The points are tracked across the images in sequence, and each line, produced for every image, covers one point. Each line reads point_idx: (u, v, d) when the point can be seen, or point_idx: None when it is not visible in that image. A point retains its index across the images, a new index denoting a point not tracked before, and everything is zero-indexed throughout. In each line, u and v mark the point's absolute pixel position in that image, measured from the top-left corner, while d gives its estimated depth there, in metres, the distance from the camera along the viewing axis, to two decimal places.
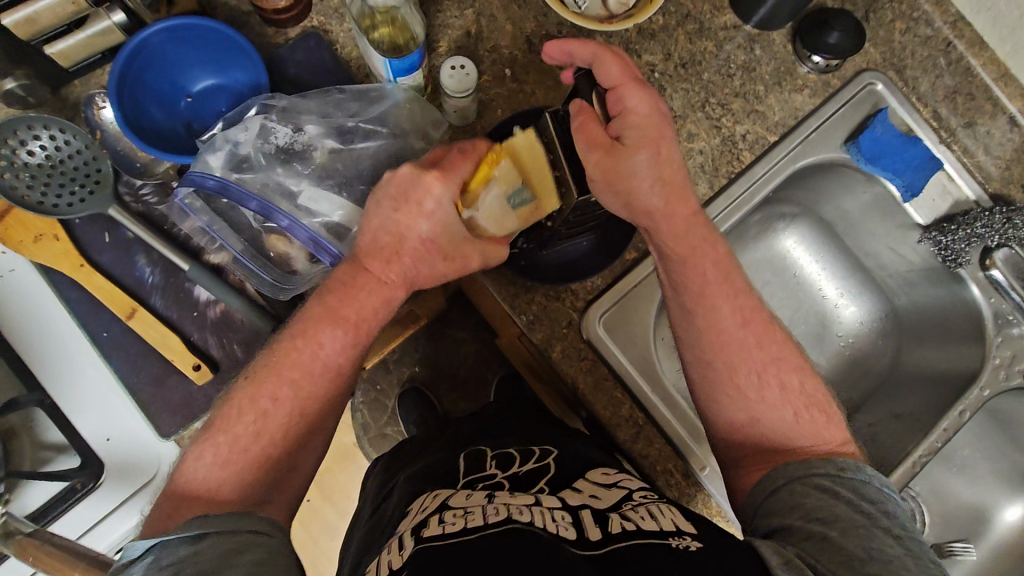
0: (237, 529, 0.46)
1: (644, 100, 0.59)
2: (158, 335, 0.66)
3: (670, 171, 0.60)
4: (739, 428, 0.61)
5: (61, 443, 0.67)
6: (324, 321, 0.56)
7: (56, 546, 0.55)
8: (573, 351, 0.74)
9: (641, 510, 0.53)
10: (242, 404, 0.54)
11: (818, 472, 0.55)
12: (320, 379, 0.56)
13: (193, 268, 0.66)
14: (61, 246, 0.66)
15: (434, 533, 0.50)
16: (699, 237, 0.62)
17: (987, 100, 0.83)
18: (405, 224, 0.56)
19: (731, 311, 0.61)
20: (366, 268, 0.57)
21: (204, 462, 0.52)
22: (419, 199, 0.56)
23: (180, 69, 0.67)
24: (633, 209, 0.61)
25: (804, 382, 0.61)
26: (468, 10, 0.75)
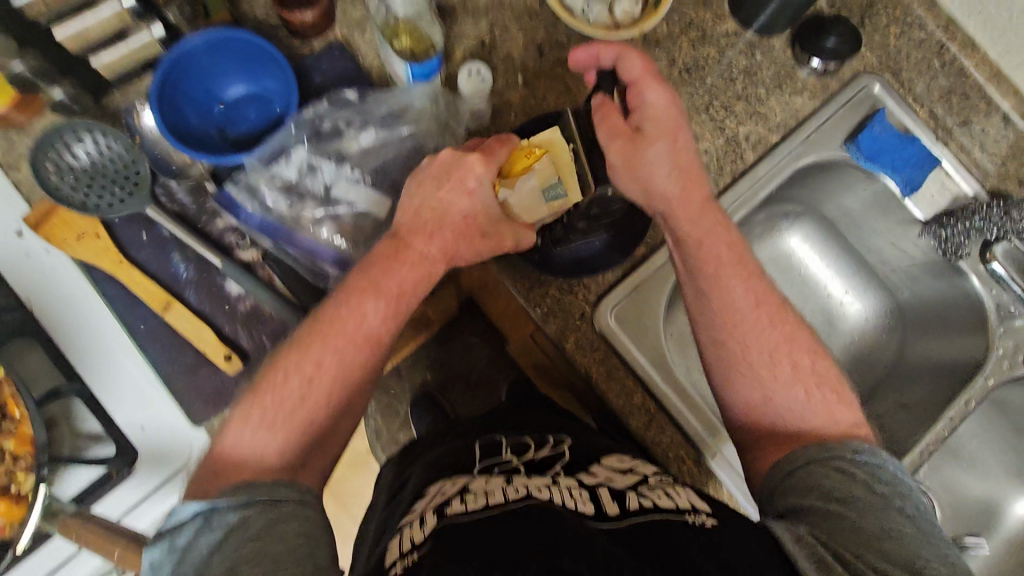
0: (283, 498, 0.49)
1: (662, 94, 0.62)
2: (192, 327, 0.69)
3: (686, 161, 0.64)
4: (755, 408, 0.63)
5: (98, 432, 0.69)
6: (365, 290, 0.59)
7: (100, 525, 0.58)
8: (585, 342, 0.77)
9: (658, 489, 0.55)
10: (287, 368, 0.56)
11: (829, 455, 0.57)
12: (360, 346, 0.58)
13: (225, 263, 0.69)
14: (102, 244, 0.70)
15: (458, 511, 0.52)
16: (712, 222, 0.65)
17: (981, 100, 0.86)
18: (447, 200, 0.62)
19: (744, 289, 0.64)
20: (409, 244, 0.61)
21: (247, 427, 0.55)
22: (463, 176, 0.62)
23: (215, 78, 0.71)
24: (650, 194, 0.64)
25: (816, 364, 0.64)
26: (482, 21, 0.80)
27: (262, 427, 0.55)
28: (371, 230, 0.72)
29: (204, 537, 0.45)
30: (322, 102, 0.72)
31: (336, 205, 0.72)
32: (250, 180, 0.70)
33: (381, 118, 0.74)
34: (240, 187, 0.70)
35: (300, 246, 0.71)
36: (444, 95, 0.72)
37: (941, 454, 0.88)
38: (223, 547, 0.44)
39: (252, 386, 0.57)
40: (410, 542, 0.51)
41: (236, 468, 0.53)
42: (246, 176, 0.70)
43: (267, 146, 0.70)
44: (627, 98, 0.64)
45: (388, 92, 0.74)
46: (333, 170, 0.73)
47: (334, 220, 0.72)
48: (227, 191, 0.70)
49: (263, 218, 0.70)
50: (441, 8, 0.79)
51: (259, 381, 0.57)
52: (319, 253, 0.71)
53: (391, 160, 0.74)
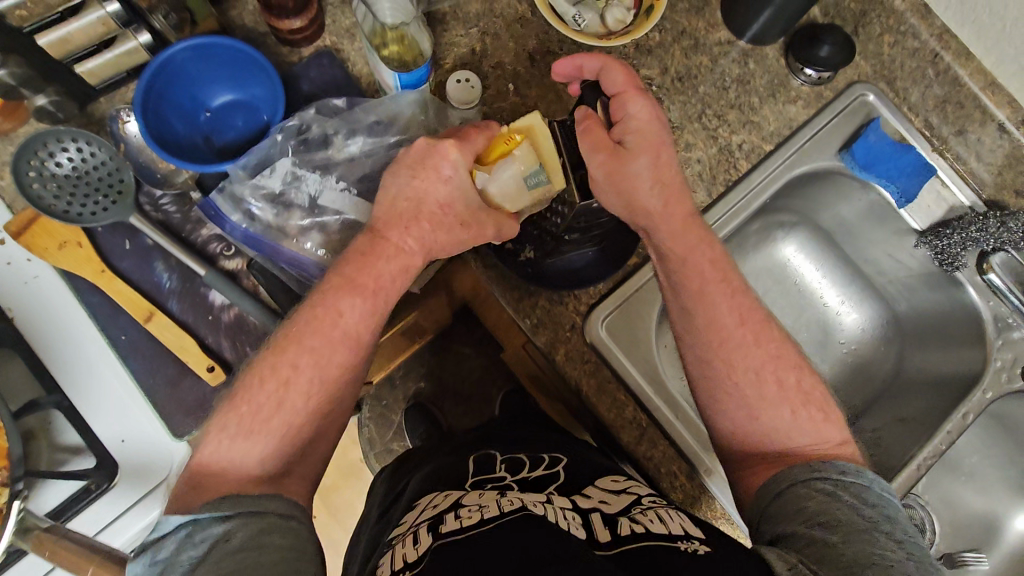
0: (266, 511, 0.47)
1: (646, 107, 0.61)
2: (174, 338, 0.68)
3: (668, 175, 0.63)
4: (742, 428, 0.61)
5: (77, 445, 0.68)
6: (341, 290, 0.58)
7: (72, 540, 0.56)
8: (576, 354, 0.75)
9: (651, 513, 0.53)
10: (264, 373, 0.55)
11: (818, 476, 0.55)
12: (339, 346, 0.57)
13: (209, 273, 0.68)
14: (84, 253, 0.68)
15: (452, 528, 0.51)
16: (696, 238, 0.64)
17: (975, 109, 0.84)
18: (423, 189, 0.60)
19: (728, 306, 0.63)
20: (384, 238, 0.60)
21: (222, 438, 0.53)
22: (436, 163, 0.60)
23: (200, 85, 0.70)
24: (633, 212, 0.63)
25: (803, 381, 0.62)
26: (473, 29, 0.79)
27: (237, 438, 0.53)
28: (357, 241, 0.71)
29: (186, 551, 0.43)
30: (309, 110, 0.71)
31: (319, 215, 0.71)
32: (235, 188, 0.69)
33: (369, 127, 0.73)
34: (224, 195, 0.69)
35: (284, 256, 0.70)
36: (432, 104, 0.72)
37: (939, 469, 0.88)
38: (201, 567, 0.43)
39: (230, 395, 0.56)
40: (403, 561, 0.50)
41: (217, 479, 0.52)
42: (228, 184, 0.69)
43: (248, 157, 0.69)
44: (610, 111, 0.63)
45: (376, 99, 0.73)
46: (311, 180, 0.71)
47: (320, 230, 0.71)
48: (210, 199, 0.69)
49: (247, 228, 0.69)
50: (432, 16, 0.79)
51: (236, 388, 0.56)
52: (303, 262, 0.70)
53: (377, 168, 0.73)
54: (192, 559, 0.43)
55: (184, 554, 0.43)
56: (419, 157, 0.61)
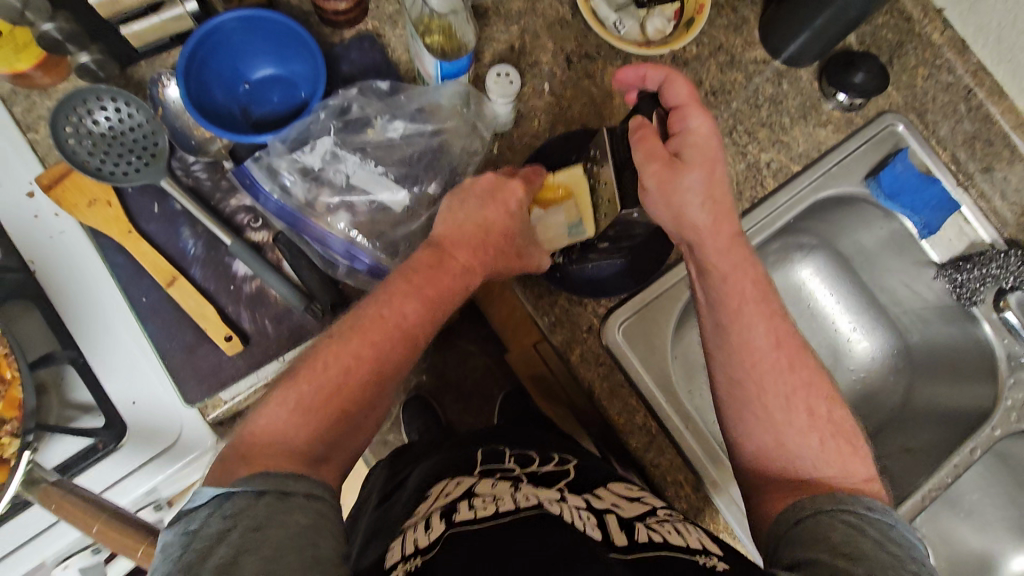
0: (295, 490, 0.47)
1: (706, 122, 0.62)
2: (194, 303, 0.68)
3: (720, 192, 0.63)
4: (765, 448, 0.61)
5: (87, 404, 0.68)
6: (404, 291, 0.58)
7: (81, 496, 0.56)
8: (590, 356, 0.76)
9: (667, 523, 0.53)
10: (322, 358, 0.56)
11: (840, 506, 0.55)
12: (395, 344, 0.57)
13: (235, 242, 0.68)
14: (113, 212, 0.69)
15: (466, 518, 0.51)
16: (738, 257, 0.64)
17: (1005, 147, 0.85)
18: (492, 218, 0.63)
19: (765, 329, 0.62)
20: (452, 253, 0.61)
21: (279, 412, 0.53)
22: (503, 198, 0.64)
23: (243, 57, 0.71)
24: (680, 223, 0.63)
25: (833, 411, 0.62)
26: (514, 26, 0.81)
27: (290, 415, 0.53)
28: (387, 224, 0.72)
29: (213, 523, 0.44)
30: (352, 88, 0.72)
31: (352, 194, 0.72)
32: (272, 159, 0.69)
33: (411, 114, 0.74)
34: (260, 165, 0.69)
35: (312, 233, 0.70)
36: (472, 96, 0.72)
37: (940, 504, 0.87)
38: (226, 535, 0.43)
39: (289, 372, 0.56)
40: (413, 545, 0.50)
41: (260, 450, 0.51)
42: (267, 152, 0.69)
43: (292, 133, 0.69)
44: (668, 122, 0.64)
45: (413, 87, 0.74)
46: (351, 161, 0.72)
47: (348, 210, 0.71)
48: (245, 167, 0.69)
49: (276, 199, 0.69)
50: (476, 10, 0.80)
51: (297, 367, 0.56)
52: (330, 241, 0.70)
53: (414, 156, 0.74)
54: (220, 528, 0.43)
55: (209, 525, 0.44)
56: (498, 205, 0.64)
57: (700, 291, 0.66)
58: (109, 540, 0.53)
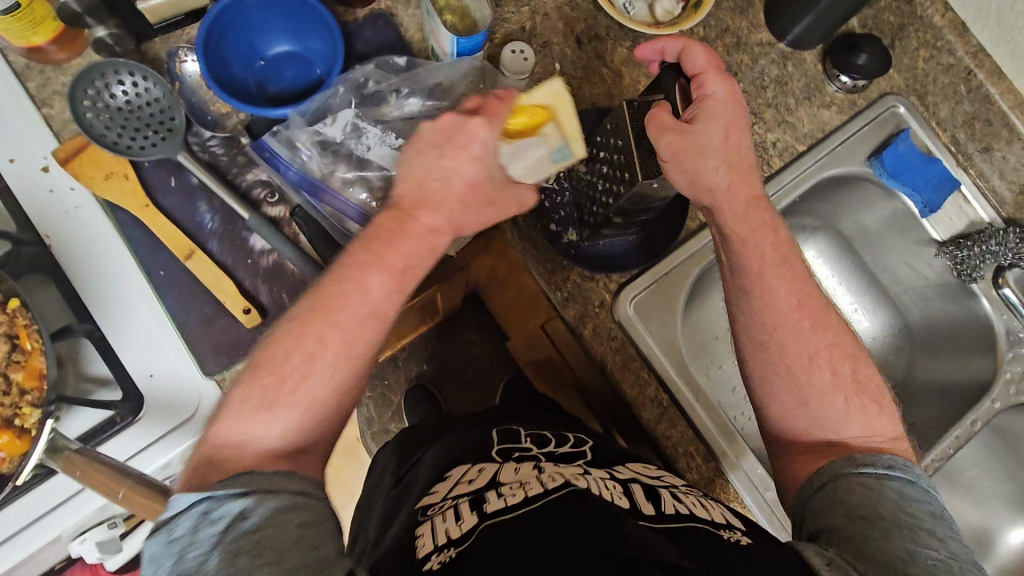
0: (281, 489, 0.46)
1: (724, 87, 0.63)
2: (212, 277, 0.68)
3: (736, 158, 0.64)
4: (788, 409, 0.63)
5: (105, 377, 0.68)
6: (365, 262, 0.55)
7: (106, 463, 0.56)
8: (603, 330, 0.77)
9: (693, 497, 0.55)
10: (286, 346, 0.53)
11: (861, 470, 0.56)
12: (362, 323, 0.55)
13: (253, 217, 0.69)
14: (130, 185, 0.69)
15: (497, 507, 0.51)
16: (757, 220, 0.65)
17: (1004, 127, 0.87)
18: (454, 167, 0.56)
19: (787, 290, 0.64)
20: (416, 215, 0.57)
21: (244, 409, 0.51)
22: (468, 142, 0.56)
23: (261, 32, 0.71)
24: (698, 188, 0.63)
25: (857, 371, 0.63)
26: (525, 7, 0.82)
27: (257, 413, 0.51)
28: None
29: (203, 532, 0.43)
30: (370, 64, 0.73)
31: (368, 166, 0.71)
32: (291, 132, 0.69)
33: (428, 89, 0.73)
34: (278, 139, 0.69)
35: (328, 205, 0.70)
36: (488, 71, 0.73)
37: (941, 480, 0.88)
38: (222, 541, 0.42)
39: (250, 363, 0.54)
40: (445, 536, 0.50)
41: (233, 453, 0.50)
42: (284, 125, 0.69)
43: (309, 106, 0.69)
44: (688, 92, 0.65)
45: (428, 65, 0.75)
46: (367, 133, 0.72)
47: (363, 184, 0.71)
48: (263, 141, 0.69)
49: (293, 169, 0.69)
50: None
51: (257, 357, 0.53)
52: (345, 212, 0.71)
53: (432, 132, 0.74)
54: (211, 536, 0.43)
55: (201, 532, 0.43)
56: (491, 120, 0.56)
57: (723, 258, 0.67)
58: None
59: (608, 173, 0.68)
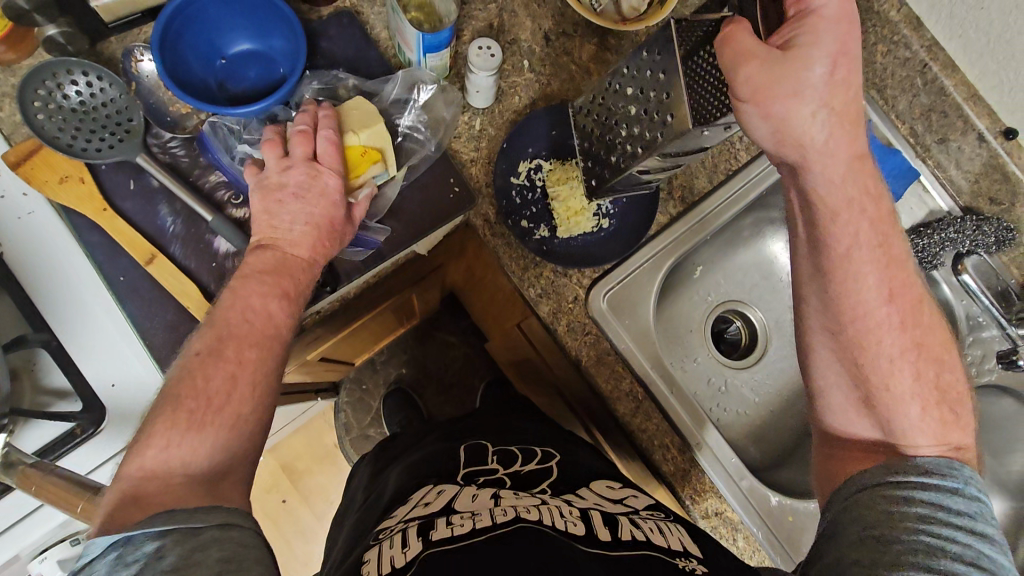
0: (204, 524, 0.43)
1: (836, 1, 0.55)
2: (176, 281, 0.66)
3: (840, 92, 0.57)
4: (857, 399, 0.61)
5: (63, 389, 0.65)
6: (263, 290, 0.58)
7: (61, 477, 0.54)
8: (577, 326, 0.77)
9: (651, 522, 0.56)
10: (198, 370, 0.53)
11: (895, 480, 0.53)
12: (272, 343, 0.57)
13: (216, 219, 0.66)
14: (86, 189, 0.67)
15: (444, 537, 0.52)
16: (857, 189, 0.60)
17: (959, 118, 0.87)
18: (312, 207, 0.62)
19: (877, 279, 0.59)
20: (290, 246, 0.61)
21: (165, 440, 0.49)
22: (323, 188, 0.63)
23: (221, 30, 0.70)
24: (781, 139, 0.59)
25: (941, 377, 0.58)
26: (492, 4, 0.82)
27: (186, 438, 0.50)
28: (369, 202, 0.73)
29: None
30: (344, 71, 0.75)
31: None
32: (234, 127, 0.69)
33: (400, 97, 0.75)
34: (218, 135, 0.69)
35: None
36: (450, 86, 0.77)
37: None
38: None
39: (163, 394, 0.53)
40: (390, 563, 0.51)
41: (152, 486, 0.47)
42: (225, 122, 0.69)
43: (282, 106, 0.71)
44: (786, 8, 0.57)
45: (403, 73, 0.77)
46: None
47: None
48: (205, 137, 0.69)
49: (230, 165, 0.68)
50: None
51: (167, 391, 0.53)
52: None
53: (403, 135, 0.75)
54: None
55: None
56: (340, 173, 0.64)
57: (805, 229, 0.63)
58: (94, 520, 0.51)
59: (636, 116, 0.63)
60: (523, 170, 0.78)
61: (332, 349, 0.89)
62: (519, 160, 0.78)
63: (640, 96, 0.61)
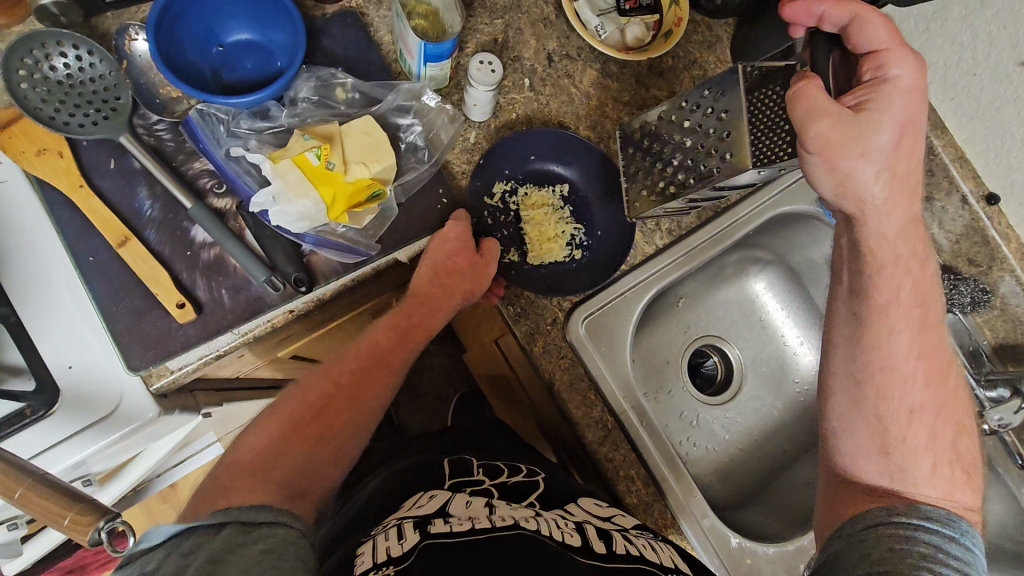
0: (257, 527, 0.50)
1: (912, 71, 0.56)
2: (146, 267, 0.65)
3: (903, 168, 0.59)
4: (867, 449, 0.62)
5: (17, 365, 0.61)
6: (378, 357, 0.72)
7: (2, 460, 0.51)
8: (553, 348, 0.77)
9: (643, 539, 0.60)
10: (306, 387, 0.67)
11: (897, 520, 0.57)
12: (351, 392, 0.68)
13: (195, 207, 0.65)
14: (63, 164, 0.65)
15: (441, 530, 0.55)
16: (908, 250, 0.61)
17: (943, 178, 0.89)
18: (442, 299, 0.76)
19: (910, 339, 0.61)
20: (407, 322, 0.75)
21: (262, 444, 0.62)
22: (442, 247, 0.73)
23: (222, 19, 0.69)
24: (845, 195, 0.59)
25: (958, 440, 0.61)
26: (498, 20, 0.82)
27: (273, 442, 0.62)
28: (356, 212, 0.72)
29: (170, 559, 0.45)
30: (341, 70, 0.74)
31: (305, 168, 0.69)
32: (222, 117, 0.68)
33: (397, 104, 0.75)
34: (207, 121, 0.67)
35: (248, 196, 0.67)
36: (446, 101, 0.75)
37: None
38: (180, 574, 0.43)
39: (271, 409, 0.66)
40: (385, 553, 0.53)
41: (231, 475, 0.58)
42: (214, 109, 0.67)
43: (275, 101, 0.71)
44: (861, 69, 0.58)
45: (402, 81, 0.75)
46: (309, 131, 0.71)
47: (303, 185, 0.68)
48: (191, 121, 0.67)
49: (213, 153, 0.66)
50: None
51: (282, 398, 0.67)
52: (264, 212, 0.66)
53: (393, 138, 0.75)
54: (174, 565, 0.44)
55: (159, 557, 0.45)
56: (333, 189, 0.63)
57: (846, 276, 0.65)
58: (30, 507, 0.49)
59: (691, 148, 0.66)
60: (496, 190, 0.78)
61: (303, 348, 0.87)
62: (495, 180, 0.78)
63: (697, 132, 0.66)
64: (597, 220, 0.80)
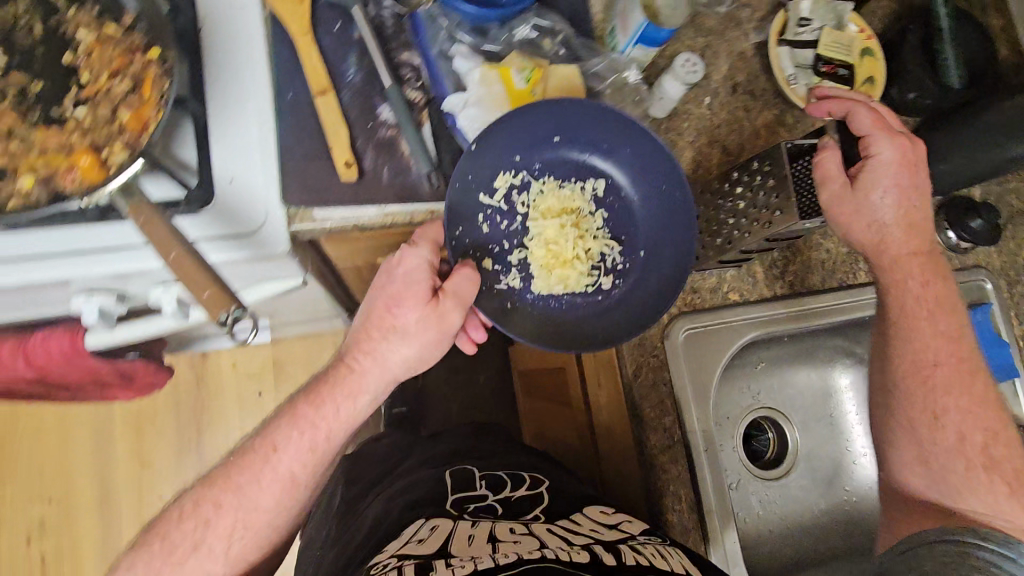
0: None
1: (899, 143, 0.67)
2: (333, 120, 0.69)
3: (911, 209, 0.69)
4: (913, 459, 0.71)
5: (188, 163, 0.67)
6: (292, 435, 0.68)
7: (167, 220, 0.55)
8: (647, 344, 0.79)
9: (652, 549, 0.62)
10: (187, 507, 0.67)
11: (955, 537, 0.62)
12: (280, 497, 0.68)
13: (394, 88, 0.70)
14: (299, 10, 0.70)
15: (444, 574, 0.54)
16: (918, 263, 0.69)
17: None
18: (370, 375, 0.68)
19: (937, 343, 0.69)
20: (309, 438, 0.68)
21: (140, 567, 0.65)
22: (396, 296, 0.67)
23: None
24: (871, 244, 0.70)
25: (992, 445, 0.68)
26: (700, 39, 0.87)
27: (179, 541, 0.65)
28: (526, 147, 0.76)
29: None
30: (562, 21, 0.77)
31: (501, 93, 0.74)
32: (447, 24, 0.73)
33: (596, 72, 0.77)
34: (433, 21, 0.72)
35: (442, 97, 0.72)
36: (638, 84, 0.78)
37: None
38: None
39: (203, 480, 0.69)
40: None
41: None
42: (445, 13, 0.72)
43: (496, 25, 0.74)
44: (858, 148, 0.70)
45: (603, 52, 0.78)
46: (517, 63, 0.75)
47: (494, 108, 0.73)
48: (419, 17, 0.72)
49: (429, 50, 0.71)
50: None
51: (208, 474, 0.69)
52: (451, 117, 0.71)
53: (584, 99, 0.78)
54: None
55: None
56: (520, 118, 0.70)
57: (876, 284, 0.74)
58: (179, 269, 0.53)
59: (743, 209, 0.70)
60: (500, 186, 0.72)
61: None
62: (496, 172, 0.71)
63: (750, 194, 0.69)
64: (637, 238, 0.73)
